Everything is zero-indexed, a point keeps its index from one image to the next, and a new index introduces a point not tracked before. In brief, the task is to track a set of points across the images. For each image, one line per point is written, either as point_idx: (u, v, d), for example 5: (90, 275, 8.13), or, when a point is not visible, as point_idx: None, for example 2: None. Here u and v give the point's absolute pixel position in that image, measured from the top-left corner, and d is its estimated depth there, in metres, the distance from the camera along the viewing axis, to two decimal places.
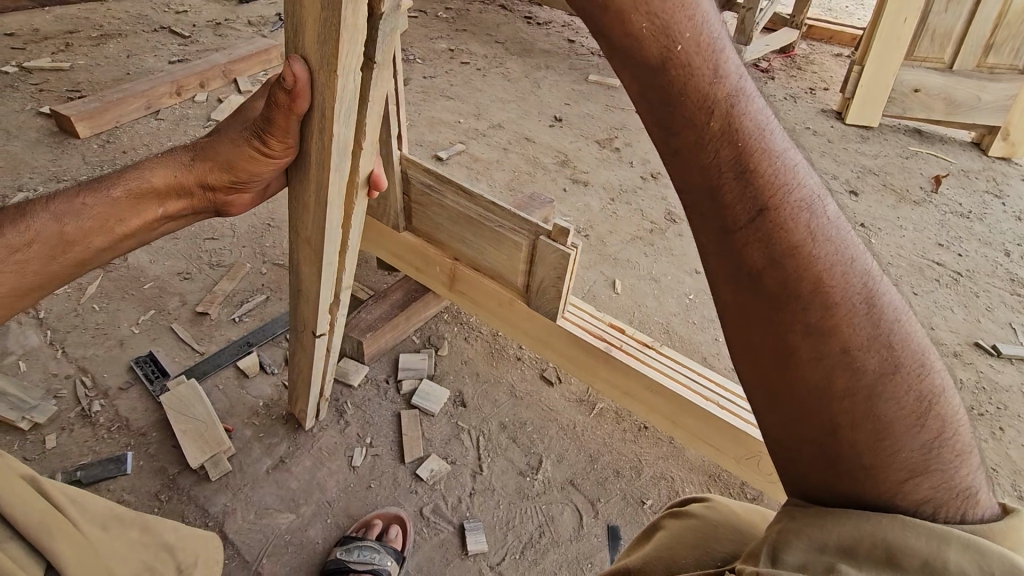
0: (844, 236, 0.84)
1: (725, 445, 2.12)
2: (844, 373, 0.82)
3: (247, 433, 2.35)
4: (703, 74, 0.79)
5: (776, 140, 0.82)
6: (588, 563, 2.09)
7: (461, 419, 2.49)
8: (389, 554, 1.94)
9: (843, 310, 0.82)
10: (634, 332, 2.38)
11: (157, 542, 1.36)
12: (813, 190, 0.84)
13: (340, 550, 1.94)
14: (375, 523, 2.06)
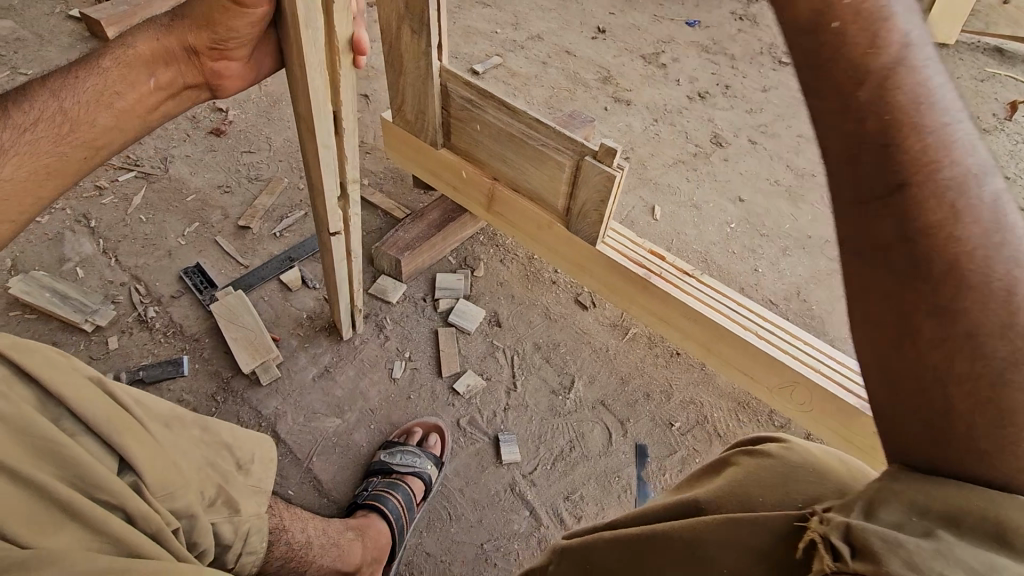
0: (1012, 238, 0.71)
1: (759, 375, 2.14)
2: (993, 381, 0.67)
3: (294, 342, 2.46)
4: (855, 29, 0.73)
5: (939, 118, 0.73)
6: (615, 477, 2.20)
7: (496, 338, 2.55)
8: (429, 459, 2.08)
9: (999, 310, 0.68)
10: (674, 259, 2.34)
11: (217, 441, 1.41)
12: (981, 180, 0.72)
13: (383, 454, 2.09)
14: (415, 431, 2.18)
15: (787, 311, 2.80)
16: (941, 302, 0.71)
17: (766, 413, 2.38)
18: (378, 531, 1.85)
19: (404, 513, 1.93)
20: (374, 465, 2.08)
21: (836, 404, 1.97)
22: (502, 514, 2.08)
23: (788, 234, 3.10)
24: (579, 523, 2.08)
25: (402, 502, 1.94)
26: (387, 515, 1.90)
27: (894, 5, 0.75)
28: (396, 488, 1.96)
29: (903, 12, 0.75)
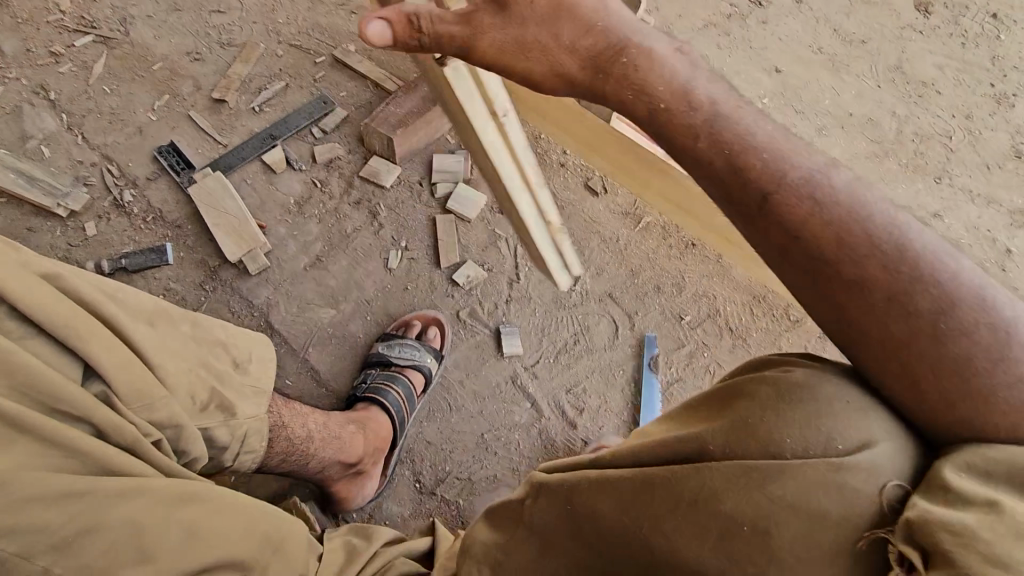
0: (880, 216, 0.96)
1: None
2: (899, 320, 0.90)
3: (282, 230, 2.30)
4: (675, 105, 1.09)
5: (788, 156, 1.02)
6: (619, 371, 2.14)
7: (498, 226, 2.37)
8: (429, 353, 2.01)
9: (885, 272, 0.92)
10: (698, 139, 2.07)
11: (211, 339, 1.31)
12: (830, 184, 0.99)
13: (381, 346, 2.01)
14: (414, 323, 2.09)
15: None
16: (823, 282, 0.95)
17: (783, 307, 2.25)
18: (378, 423, 1.82)
19: (404, 405, 1.89)
20: (372, 358, 2.01)
21: None
22: (503, 405, 2.04)
23: (827, 111, 2.76)
24: (580, 415, 2.06)
25: (402, 395, 1.89)
26: (386, 407, 1.85)
27: (691, 83, 1.11)
28: (395, 381, 1.90)
29: (702, 83, 1.11)
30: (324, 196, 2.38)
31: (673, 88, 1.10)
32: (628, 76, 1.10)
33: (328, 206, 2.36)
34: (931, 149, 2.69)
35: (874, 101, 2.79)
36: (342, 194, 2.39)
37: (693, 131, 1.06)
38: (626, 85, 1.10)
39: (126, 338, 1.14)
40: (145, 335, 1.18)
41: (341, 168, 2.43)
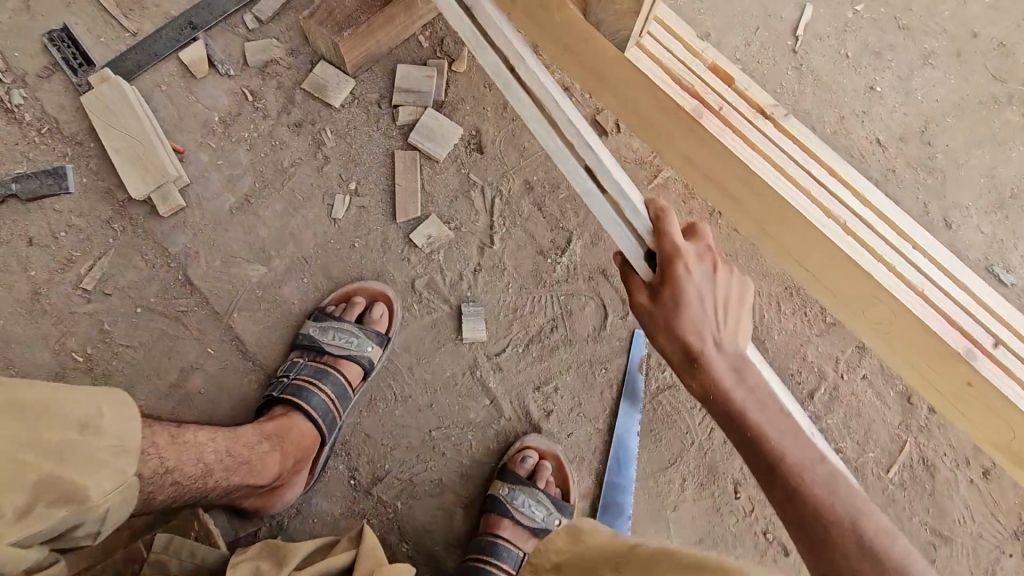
0: (790, 433, 1.01)
1: (827, 278, 1.49)
2: (772, 484, 0.94)
3: (204, 157, 1.85)
4: (663, 326, 1.21)
5: (723, 361, 1.16)
6: (601, 369, 1.77)
7: (474, 170, 1.87)
8: (371, 339, 1.66)
9: (780, 458, 0.96)
10: (750, 83, 1.46)
11: (40, 412, 0.97)
12: (763, 418, 1.04)
13: (312, 326, 1.67)
14: (356, 300, 1.71)
15: (897, 158, 1.93)
16: (740, 428, 1.04)
17: (818, 307, 1.79)
18: (302, 433, 1.53)
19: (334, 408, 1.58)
20: (302, 341, 1.67)
21: (931, 342, 1.35)
22: (457, 399, 1.73)
23: (941, 30, 2.02)
24: (547, 418, 1.73)
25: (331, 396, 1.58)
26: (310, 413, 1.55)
27: (692, 294, 1.18)
28: (325, 379, 1.58)
29: (697, 293, 1.18)
30: (256, 113, 1.89)
31: (694, 297, 1.17)
32: (682, 292, 1.17)
33: (262, 129, 1.88)
34: None
35: (1007, 20, 2.03)
36: (281, 113, 1.89)
37: (712, 386, 1.13)
38: (738, 390, 1.11)
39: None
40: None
41: (280, 77, 1.92)
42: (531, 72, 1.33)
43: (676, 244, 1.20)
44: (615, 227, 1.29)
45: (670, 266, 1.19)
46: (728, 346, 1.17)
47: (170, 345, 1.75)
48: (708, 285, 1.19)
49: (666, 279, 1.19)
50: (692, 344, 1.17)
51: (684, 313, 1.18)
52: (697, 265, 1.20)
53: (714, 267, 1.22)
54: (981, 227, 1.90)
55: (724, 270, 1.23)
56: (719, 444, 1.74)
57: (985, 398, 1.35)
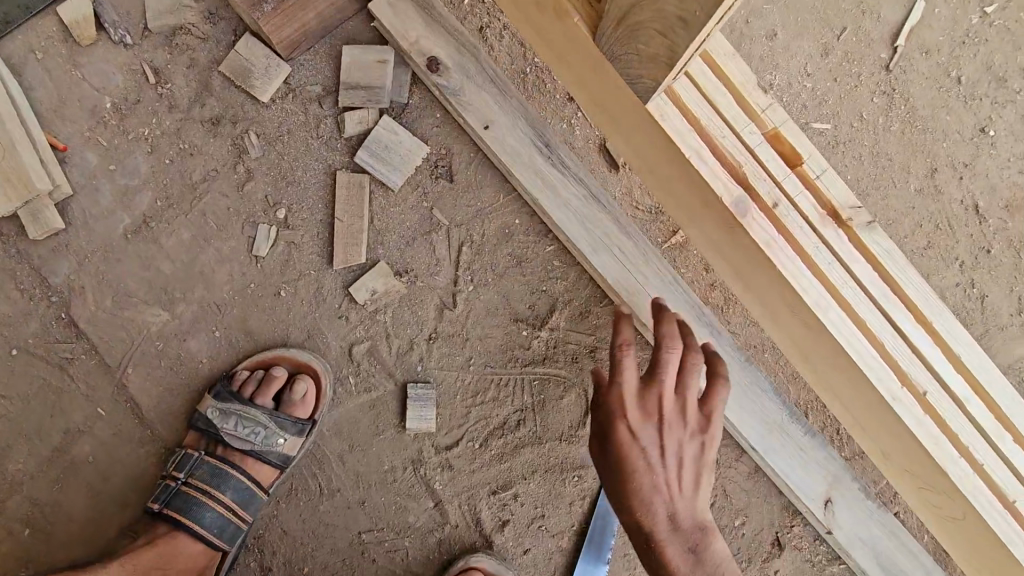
0: None
1: (884, 443, 1.08)
2: None
3: (92, 159, 1.43)
4: (632, 496, 0.89)
5: (698, 547, 0.88)
6: (574, 476, 1.44)
7: (438, 205, 1.44)
8: (285, 431, 1.38)
9: None
10: (824, 165, 1.00)
11: None
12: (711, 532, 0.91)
13: (212, 407, 1.36)
14: (270, 373, 1.39)
15: (999, 233, 1.44)
16: None
17: None
18: (189, 556, 1.32)
19: (234, 519, 1.35)
20: (198, 427, 1.39)
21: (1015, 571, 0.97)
22: (394, 499, 1.43)
23: None
24: (501, 530, 1.45)
25: (229, 506, 1.35)
26: (199, 531, 1.32)
27: (673, 435, 0.90)
28: (225, 484, 1.35)
29: (693, 441, 0.91)
30: (159, 103, 1.44)
31: (649, 492, 0.88)
32: (639, 429, 0.89)
33: (168, 126, 1.44)
34: None
35: None
36: (192, 105, 1.44)
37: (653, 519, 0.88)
38: None
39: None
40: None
41: (193, 52, 1.44)
42: (506, 133, 1.37)
43: (630, 375, 0.91)
44: (659, 306, 1.33)
45: (608, 428, 0.90)
46: (684, 518, 0.89)
47: (53, 399, 1.44)
48: (658, 450, 0.89)
49: (607, 435, 0.90)
50: (639, 520, 0.88)
51: (627, 477, 0.89)
52: (646, 424, 0.89)
53: (669, 424, 0.90)
54: None
55: (695, 411, 0.92)
56: None
57: None
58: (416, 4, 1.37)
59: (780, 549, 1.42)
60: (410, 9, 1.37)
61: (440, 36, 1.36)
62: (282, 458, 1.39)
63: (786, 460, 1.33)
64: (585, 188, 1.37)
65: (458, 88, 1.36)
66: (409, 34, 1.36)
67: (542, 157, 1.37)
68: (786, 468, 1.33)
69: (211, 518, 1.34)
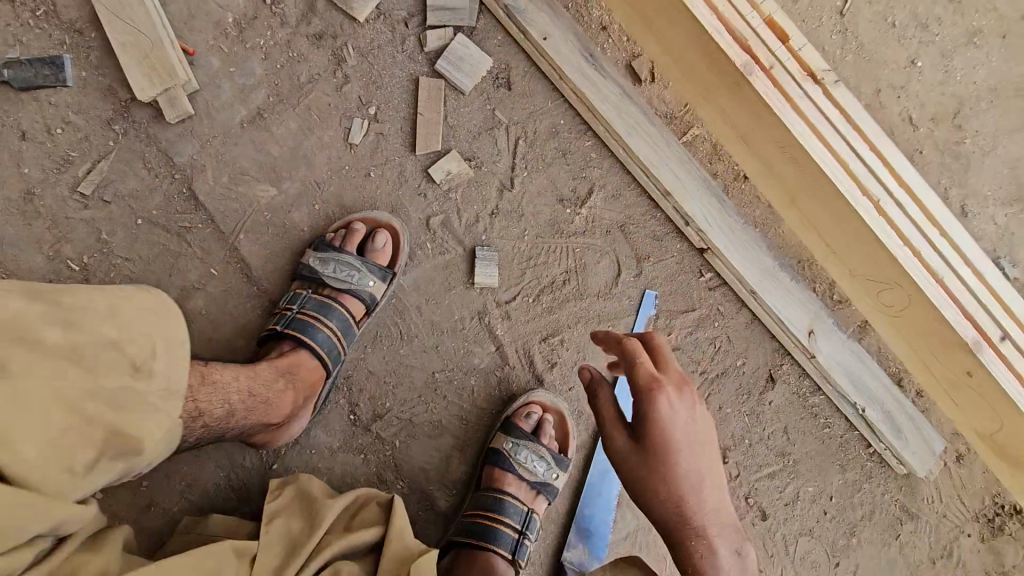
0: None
1: (850, 253, 1.48)
2: None
3: (214, 62, 1.74)
4: (667, 454, 1.18)
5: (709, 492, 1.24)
6: (609, 326, 1.78)
7: (500, 107, 1.79)
8: (373, 274, 1.66)
9: None
10: (805, 43, 1.38)
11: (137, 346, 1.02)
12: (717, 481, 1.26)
13: (312, 257, 1.64)
14: (357, 228, 1.68)
15: (926, 140, 1.89)
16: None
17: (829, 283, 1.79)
18: (310, 369, 1.53)
19: (338, 343, 1.60)
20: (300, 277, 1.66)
21: (941, 330, 1.38)
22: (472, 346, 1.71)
23: (992, 7, 1.92)
24: (551, 370, 1.76)
25: (334, 330, 1.59)
26: (315, 349, 1.55)
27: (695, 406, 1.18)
28: (325, 310, 1.59)
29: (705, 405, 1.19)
30: (273, 20, 1.76)
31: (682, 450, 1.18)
32: (677, 412, 1.15)
33: (279, 38, 1.76)
34: None
35: None
36: (299, 22, 1.77)
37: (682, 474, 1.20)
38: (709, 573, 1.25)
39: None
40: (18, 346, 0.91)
41: None
42: (560, 44, 1.77)
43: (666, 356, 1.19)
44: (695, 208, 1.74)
45: (653, 409, 1.13)
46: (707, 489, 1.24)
47: (172, 261, 1.69)
48: (688, 417, 1.16)
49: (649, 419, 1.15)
50: (674, 477, 1.19)
51: (665, 445, 1.17)
52: (681, 397, 1.15)
53: (691, 394, 1.17)
54: (994, 219, 1.91)
55: (702, 405, 1.19)
56: (714, 409, 1.77)
57: (983, 389, 1.40)
58: None
59: (773, 383, 1.77)
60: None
61: None
62: (372, 297, 1.66)
63: (778, 297, 1.74)
64: (621, 87, 1.77)
65: (524, 9, 1.76)
66: None
67: (588, 64, 1.77)
68: (778, 303, 1.74)
69: (322, 340, 1.57)
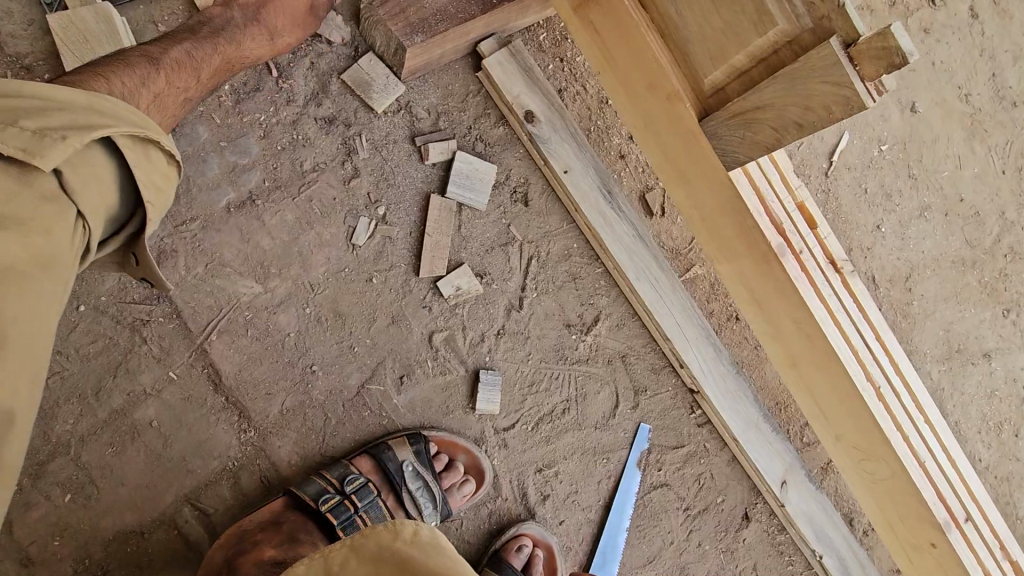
0: None
1: (841, 425, 1.55)
2: None
3: (203, 134, 1.51)
4: None
5: None
6: (603, 459, 1.74)
7: (515, 222, 1.71)
8: (423, 475, 1.55)
9: None
10: (828, 232, 1.53)
11: None
12: None
13: (408, 459, 1.54)
14: (459, 461, 1.62)
15: (883, 298, 2.15)
16: None
17: (801, 427, 1.90)
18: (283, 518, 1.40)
19: (330, 489, 1.45)
20: (379, 470, 1.51)
21: (918, 509, 1.50)
22: (479, 492, 1.63)
23: (941, 187, 2.22)
24: (542, 503, 1.70)
25: (352, 500, 1.46)
26: (307, 499, 1.42)
27: None
28: (369, 515, 1.49)
29: None
30: (277, 95, 1.56)
31: None
32: None
33: (283, 117, 1.56)
34: (1019, 273, 2.28)
35: (990, 191, 2.27)
36: (309, 102, 1.58)
37: None
38: None
39: (147, 121, 0.90)
40: (420, 548, 1.00)
41: (315, 57, 1.58)
42: (580, 176, 1.72)
43: None
44: (682, 337, 1.76)
45: None
46: None
47: (118, 359, 1.43)
48: None
49: None
50: None
51: None
52: None
53: None
54: (931, 373, 2.17)
55: None
56: (693, 546, 1.80)
57: (943, 561, 1.54)
58: (520, 68, 1.68)
59: (748, 521, 1.84)
60: (515, 70, 1.68)
61: (537, 94, 1.70)
62: (397, 467, 1.53)
63: (758, 449, 1.80)
64: (635, 231, 1.75)
65: (547, 137, 1.70)
66: (512, 89, 1.67)
67: (605, 202, 1.73)
68: (759, 454, 1.80)
69: (313, 488, 1.44)
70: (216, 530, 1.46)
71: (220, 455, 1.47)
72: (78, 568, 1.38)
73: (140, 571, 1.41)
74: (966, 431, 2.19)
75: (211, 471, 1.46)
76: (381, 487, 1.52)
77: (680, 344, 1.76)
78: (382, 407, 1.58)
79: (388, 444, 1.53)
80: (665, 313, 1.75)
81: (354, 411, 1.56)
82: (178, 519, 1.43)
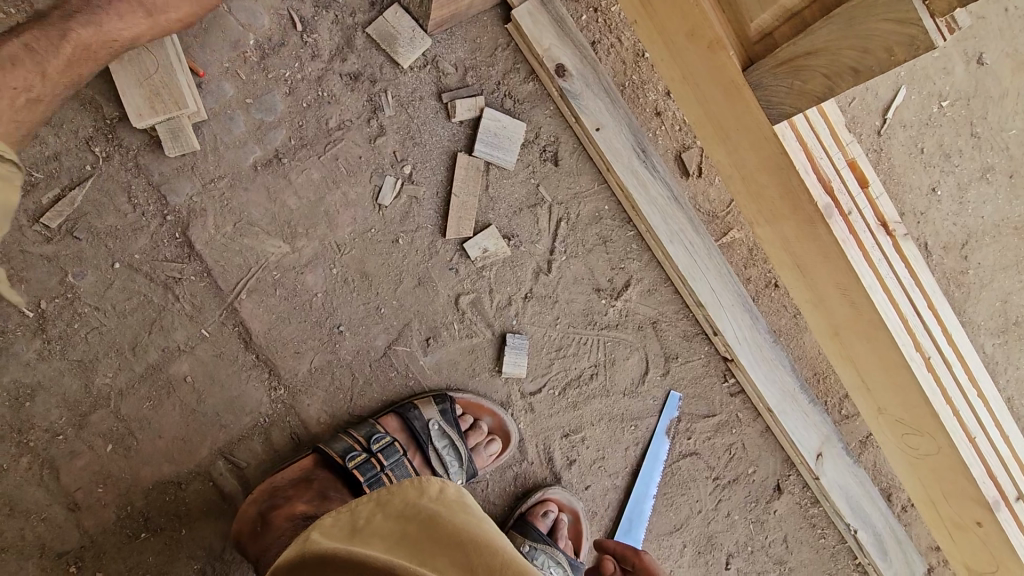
0: None
1: (884, 398, 1.48)
2: None
3: (229, 90, 1.49)
4: None
5: None
6: (631, 426, 1.71)
7: (544, 183, 1.65)
8: (449, 434, 1.56)
9: None
10: (881, 192, 1.43)
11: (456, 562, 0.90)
12: None
13: (434, 418, 1.54)
14: (483, 421, 1.62)
15: (936, 266, 2.02)
16: None
17: (839, 399, 1.83)
18: (311, 475, 1.42)
19: (358, 448, 1.46)
20: (407, 429, 1.52)
21: (965, 487, 1.43)
22: (506, 453, 1.63)
23: (1007, 147, 2.04)
24: (568, 468, 1.69)
25: (379, 459, 1.47)
26: (335, 457, 1.43)
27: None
28: (395, 474, 1.48)
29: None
30: (303, 50, 1.52)
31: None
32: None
33: (307, 73, 1.52)
34: None
35: None
36: (334, 56, 1.53)
37: None
38: None
39: None
40: (444, 504, 1.03)
41: (339, 10, 1.53)
42: (613, 135, 1.64)
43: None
44: (718, 305, 1.69)
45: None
46: None
47: (153, 316, 1.45)
48: None
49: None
50: None
51: None
52: None
53: None
54: (985, 346, 2.06)
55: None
56: (722, 515, 1.78)
57: (989, 540, 1.48)
58: (551, 18, 1.60)
59: (780, 493, 1.80)
60: (547, 21, 1.59)
61: (569, 47, 1.61)
62: (424, 427, 1.53)
63: (795, 420, 1.74)
64: (671, 191, 1.67)
65: (579, 93, 1.62)
66: (543, 42, 1.59)
67: (639, 161, 1.65)
68: (795, 425, 1.74)
69: (342, 447, 1.46)
70: (249, 483, 1.50)
71: (252, 411, 1.50)
72: (123, 514, 1.44)
73: (178, 520, 1.46)
74: (1018, 407, 2.09)
75: (243, 427, 1.49)
76: (408, 447, 1.52)
77: (715, 312, 1.69)
78: (408, 368, 1.58)
79: (414, 403, 1.54)
80: (701, 278, 1.68)
81: (382, 372, 1.57)
82: (213, 471, 1.48)
